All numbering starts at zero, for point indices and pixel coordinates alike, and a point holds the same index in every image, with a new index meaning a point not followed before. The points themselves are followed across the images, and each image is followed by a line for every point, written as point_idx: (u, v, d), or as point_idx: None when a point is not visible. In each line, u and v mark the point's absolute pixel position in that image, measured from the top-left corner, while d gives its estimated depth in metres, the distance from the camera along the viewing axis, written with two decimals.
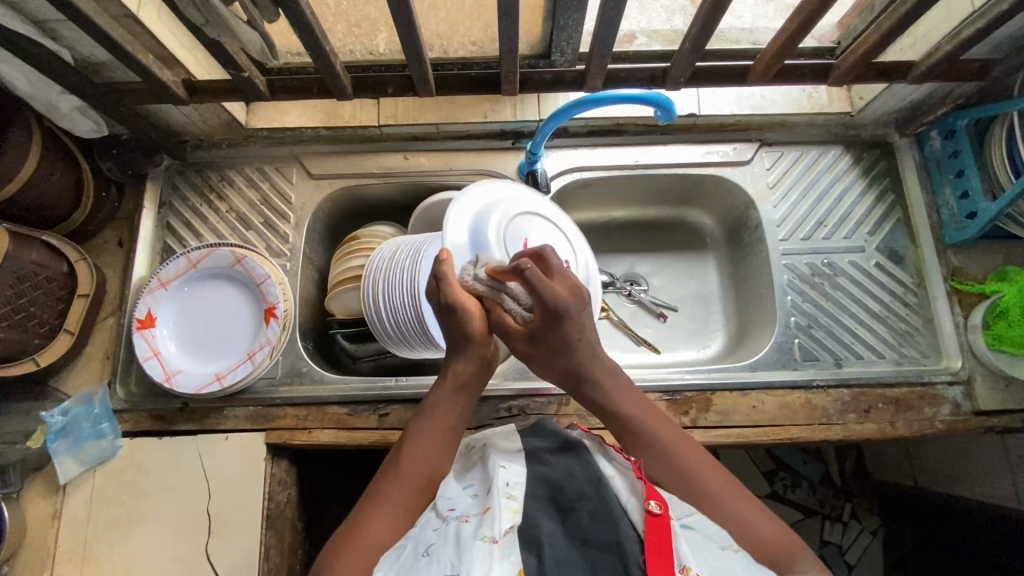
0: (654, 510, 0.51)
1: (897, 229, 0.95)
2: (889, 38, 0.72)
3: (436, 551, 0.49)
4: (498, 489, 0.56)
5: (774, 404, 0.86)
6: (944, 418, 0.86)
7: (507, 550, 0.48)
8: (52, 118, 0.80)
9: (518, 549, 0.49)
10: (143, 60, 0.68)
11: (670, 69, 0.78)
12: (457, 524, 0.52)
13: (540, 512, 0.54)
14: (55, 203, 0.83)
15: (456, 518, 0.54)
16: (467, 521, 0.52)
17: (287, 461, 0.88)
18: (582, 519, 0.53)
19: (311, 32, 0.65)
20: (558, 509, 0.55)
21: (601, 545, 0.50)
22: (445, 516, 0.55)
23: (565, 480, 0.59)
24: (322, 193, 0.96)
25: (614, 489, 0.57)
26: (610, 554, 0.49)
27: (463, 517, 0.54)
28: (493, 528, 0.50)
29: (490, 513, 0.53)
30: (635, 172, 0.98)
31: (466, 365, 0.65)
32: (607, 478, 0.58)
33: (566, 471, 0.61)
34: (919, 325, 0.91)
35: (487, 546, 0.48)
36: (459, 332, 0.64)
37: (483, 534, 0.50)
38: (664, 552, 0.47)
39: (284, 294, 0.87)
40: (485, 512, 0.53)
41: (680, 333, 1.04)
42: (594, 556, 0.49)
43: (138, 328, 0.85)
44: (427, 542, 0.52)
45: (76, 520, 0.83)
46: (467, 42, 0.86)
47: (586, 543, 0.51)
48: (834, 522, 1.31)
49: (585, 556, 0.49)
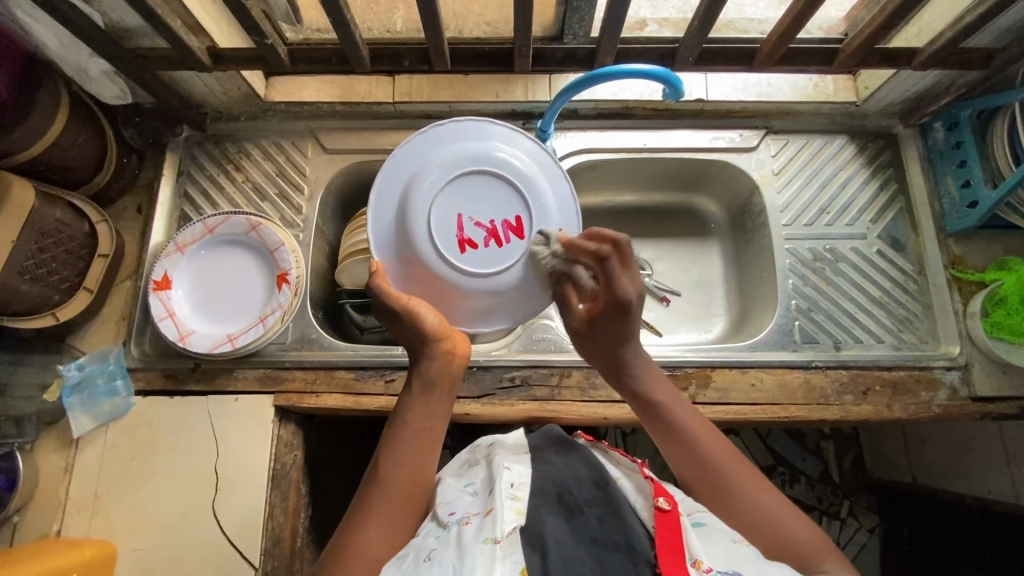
0: (663, 507, 0.53)
1: (899, 217, 0.96)
2: (893, 22, 0.74)
3: (438, 555, 0.51)
4: (501, 489, 0.58)
5: (772, 383, 0.88)
6: (941, 402, 0.87)
7: (509, 549, 0.50)
8: (80, 82, 0.83)
9: (520, 547, 0.51)
10: (172, 25, 0.71)
11: (679, 48, 0.80)
12: (460, 528, 0.54)
13: (548, 512, 0.56)
14: (79, 166, 0.86)
15: (457, 524, 0.56)
16: (469, 524, 0.55)
17: (294, 425, 0.90)
18: (589, 520, 0.56)
19: (333, 1, 0.68)
20: (565, 508, 0.57)
21: (610, 543, 0.53)
22: (446, 522, 0.57)
23: (572, 481, 0.61)
24: (336, 167, 0.99)
25: (622, 490, 0.59)
26: (618, 551, 0.52)
27: (465, 521, 0.56)
28: (496, 529, 0.52)
29: (492, 514, 0.55)
30: (642, 155, 1.00)
31: (431, 366, 0.67)
32: (614, 479, 0.61)
33: (571, 473, 0.62)
34: (919, 311, 0.93)
35: (490, 548, 0.50)
36: (416, 339, 0.67)
37: (486, 536, 0.52)
38: (674, 548, 0.48)
39: (297, 261, 0.90)
40: (488, 514, 0.55)
41: (683, 317, 1.06)
42: (602, 553, 0.52)
43: (155, 289, 0.87)
44: (429, 547, 0.54)
45: (87, 474, 0.85)
46: (482, 22, 0.89)
47: (593, 540, 0.53)
48: (831, 518, 1.31)
49: (593, 552, 0.52)
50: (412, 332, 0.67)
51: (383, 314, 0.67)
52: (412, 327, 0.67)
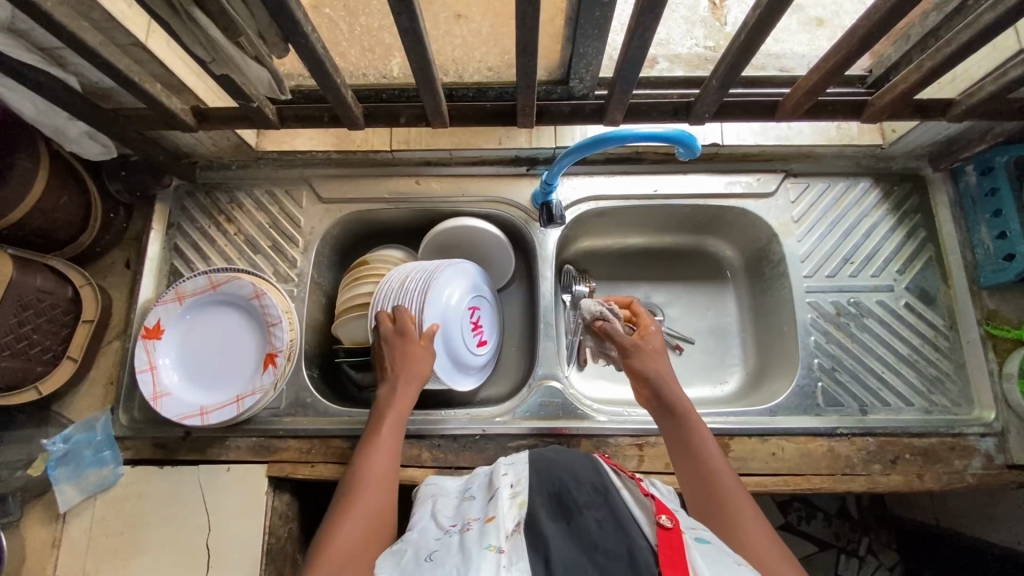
0: (666, 525, 0.49)
1: (929, 268, 0.91)
2: (930, 78, 0.67)
3: (440, 556, 0.50)
4: (501, 497, 0.58)
5: (795, 452, 0.82)
6: (975, 471, 0.82)
7: (514, 558, 0.47)
8: (60, 142, 0.78)
9: (525, 554, 0.47)
10: (149, 89, 0.66)
11: (695, 104, 0.74)
12: (461, 535, 0.53)
13: (545, 514, 0.53)
14: (62, 226, 0.82)
15: (458, 531, 0.54)
16: (470, 531, 0.53)
17: (288, 495, 0.87)
18: (589, 521, 0.51)
19: (324, 69, 0.62)
20: (562, 508, 0.54)
21: (611, 552, 0.47)
22: (448, 527, 0.56)
23: (571, 480, 0.58)
24: (332, 218, 0.94)
25: (624, 500, 0.55)
26: (621, 562, 0.46)
27: (466, 528, 0.54)
28: (499, 537, 0.50)
29: (495, 522, 0.53)
30: (653, 201, 0.95)
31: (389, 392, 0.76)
32: (616, 488, 0.57)
33: (570, 470, 0.60)
34: (951, 370, 0.87)
35: (494, 555, 0.47)
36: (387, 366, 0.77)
37: (490, 543, 0.49)
38: (678, 564, 0.44)
39: (291, 341, 0.85)
40: (489, 521, 0.54)
41: (696, 368, 1.00)
42: (604, 562, 0.46)
43: (139, 346, 0.84)
44: (430, 548, 0.53)
45: (73, 550, 0.81)
46: (483, 67, 0.79)
47: (593, 545, 0.48)
48: (849, 557, 1.15)
49: (594, 559, 0.46)
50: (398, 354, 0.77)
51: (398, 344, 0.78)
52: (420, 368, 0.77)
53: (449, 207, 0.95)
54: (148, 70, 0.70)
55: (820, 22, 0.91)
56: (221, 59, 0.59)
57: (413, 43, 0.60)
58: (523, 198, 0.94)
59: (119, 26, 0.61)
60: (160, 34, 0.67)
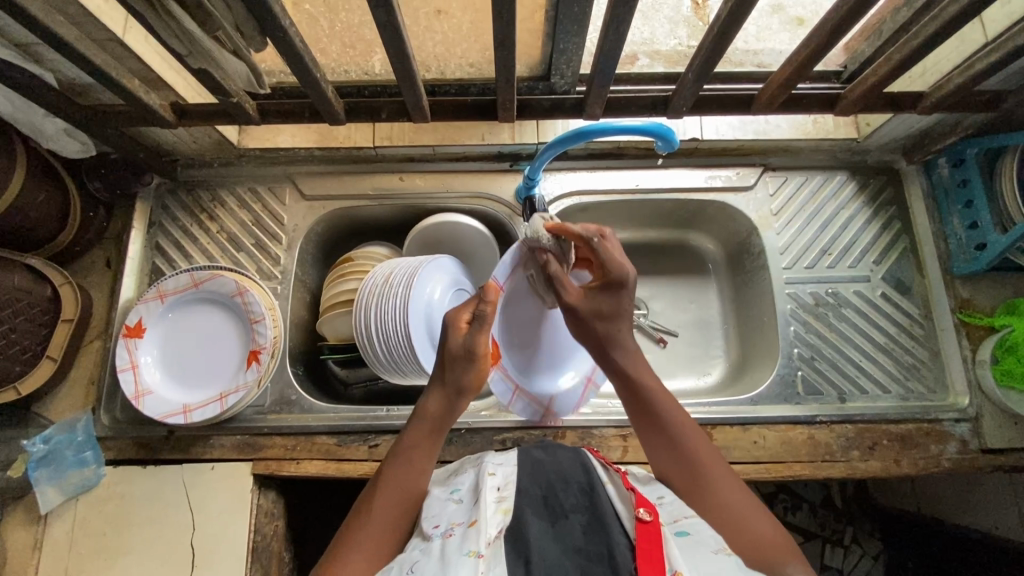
0: (644, 517, 0.49)
1: (903, 259, 0.93)
2: (897, 72, 0.69)
3: (420, 568, 0.48)
4: (486, 501, 0.57)
5: (776, 440, 0.84)
6: (951, 455, 0.83)
7: (493, 563, 0.47)
8: (38, 140, 0.78)
9: (504, 559, 0.48)
10: (128, 85, 0.66)
11: (673, 98, 0.76)
12: (443, 541, 0.52)
13: (531, 516, 0.54)
14: (40, 225, 0.81)
15: (441, 537, 0.53)
16: (452, 537, 0.52)
17: (274, 493, 0.86)
18: (573, 525, 0.53)
19: (302, 64, 0.62)
20: (549, 510, 0.55)
21: (594, 554, 0.49)
22: (430, 535, 0.55)
23: (559, 482, 0.59)
24: (315, 215, 0.94)
25: (609, 495, 0.56)
26: (602, 563, 0.48)
27: (449, 533, 0.53)
28: (479, 543, 0.50)
29: (477, 526, 0.52)
30: (635, 196, 0.96)
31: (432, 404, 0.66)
32: (601, 484, 0.58)
33: (558, 470, 0.61)
34: (926, 358, 0.89)
35: (473, 561, 0.47)
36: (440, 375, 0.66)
37: (470, 548, 0.49)
38: (654, 559, 0.44)
39: (275, 337, 0.85)
40: (472, 525, 0.53)
41: (680, 360, 1.01)
42: (585, 563, 0.48)
43: (123, 338, 0.83)
44: (412, 560, 0.51)
45: (55, 552, 0.80)
46: (465, 63, 0.79)
47: (576, 549, 0.49)
48: (835, 547, 1.16)
49: (575, 561, 0.48)
50: (462, 376, 0.65)
51: (456, 346, 0.65)
52: (466, 377, 0.65)
53: (433, 203, 0.96)
54: (127, 66, 0.70)
55: (799, 22, 0.91)
56: (198, 53, 0.59)
57: (392, 37, 0.60)
58: (507, 193, 0.95)
59: (95, 21, 0.61)
60: (139, 29, 0.67)
